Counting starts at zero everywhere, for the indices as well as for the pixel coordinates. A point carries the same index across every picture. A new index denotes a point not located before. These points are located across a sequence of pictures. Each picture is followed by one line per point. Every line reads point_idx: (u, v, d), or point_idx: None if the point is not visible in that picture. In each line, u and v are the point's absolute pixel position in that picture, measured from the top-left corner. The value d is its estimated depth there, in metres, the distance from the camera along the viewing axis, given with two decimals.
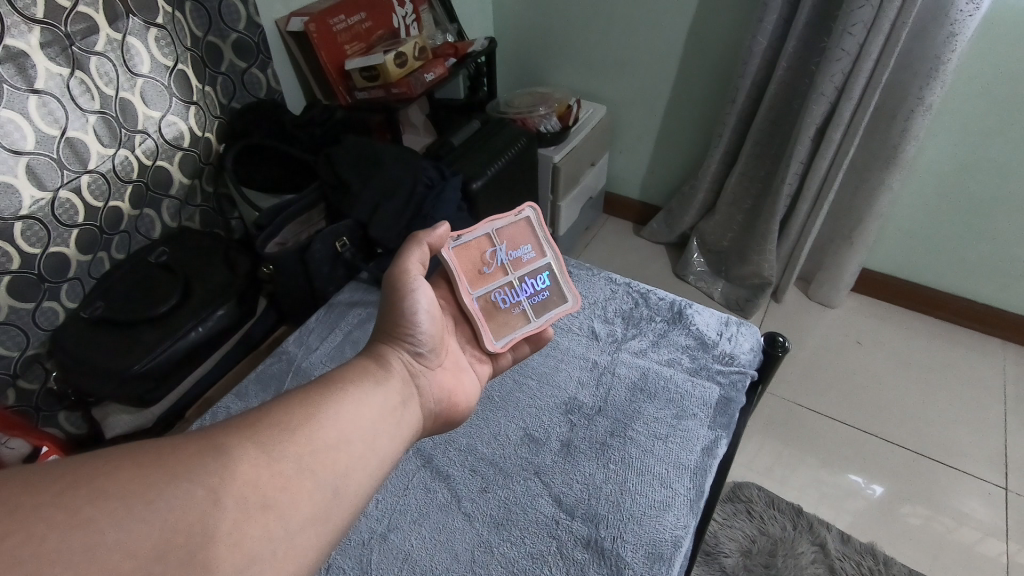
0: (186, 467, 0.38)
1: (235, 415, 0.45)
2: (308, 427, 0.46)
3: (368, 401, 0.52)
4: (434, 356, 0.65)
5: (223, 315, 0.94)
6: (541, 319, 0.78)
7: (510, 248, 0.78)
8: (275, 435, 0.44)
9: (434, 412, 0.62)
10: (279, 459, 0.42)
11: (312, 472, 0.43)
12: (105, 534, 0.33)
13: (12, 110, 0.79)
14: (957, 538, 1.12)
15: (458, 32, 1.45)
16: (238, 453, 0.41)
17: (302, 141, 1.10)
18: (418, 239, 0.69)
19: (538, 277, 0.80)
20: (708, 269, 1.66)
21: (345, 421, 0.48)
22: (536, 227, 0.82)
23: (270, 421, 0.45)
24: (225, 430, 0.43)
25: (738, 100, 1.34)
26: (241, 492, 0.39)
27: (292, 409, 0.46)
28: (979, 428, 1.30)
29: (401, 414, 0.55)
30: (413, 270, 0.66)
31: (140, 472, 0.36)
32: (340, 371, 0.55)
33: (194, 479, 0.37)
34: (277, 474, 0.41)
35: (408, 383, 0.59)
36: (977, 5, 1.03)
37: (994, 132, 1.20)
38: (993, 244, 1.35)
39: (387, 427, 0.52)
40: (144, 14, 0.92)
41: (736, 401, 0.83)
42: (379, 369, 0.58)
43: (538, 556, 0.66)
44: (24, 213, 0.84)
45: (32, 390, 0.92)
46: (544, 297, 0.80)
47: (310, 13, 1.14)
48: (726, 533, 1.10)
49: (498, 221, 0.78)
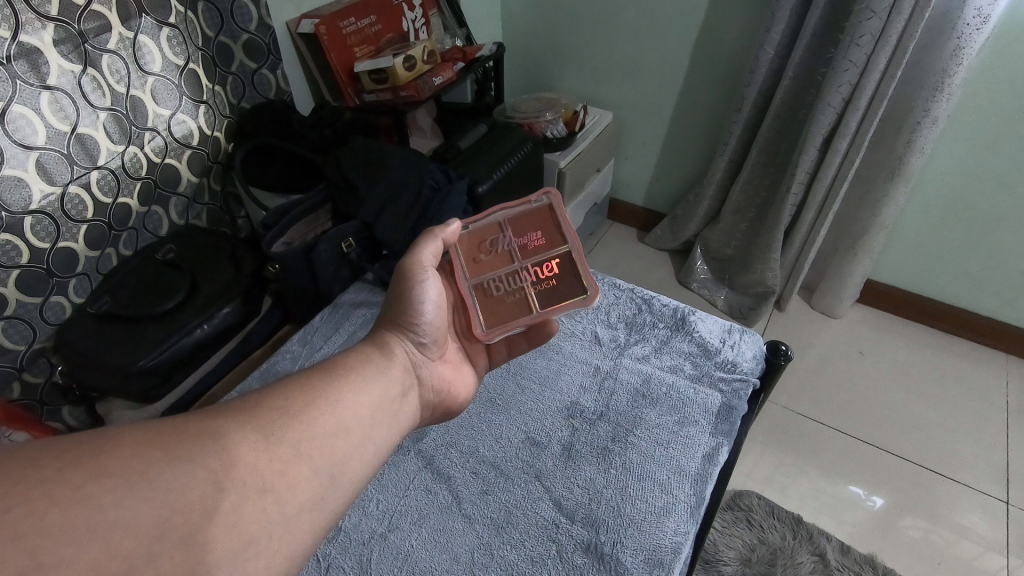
0: (186, 448, 0.38)
1: (235, 399, 0.45)
2: (308, 413, 0.46)
3: (368, 389, 0.53)
4: (436, 348, 0.65)
5: (229, 313, 0.95)
6: (545, 311, 0.73)
7: (517, 236, 0.77)
8: (274, 420, 0.44)
9: (431, 404, 0.63)
10: (278, 443, 0.43)
11: (309, 457, 0.44)
12: (106, 512, 0.33)
13: (24, 105, 0.80)
14: (958, 551, 1.12)
15: (467, 36, 1.46)
16: (238, 436, 0.41)
17: (310, 142, 1.11)
18: (433, 231, 0.71)
19: (549, 264, 0.75)
20: (711, 276, 1.67)
21: (345, 408, 0.49)
22: (556, 213, 0.79)
23: (270, 406, 0.45)
24: (226, 414, 0.43)
25: (744, 109, 1.34)
26: (240, 474, 0.39)
27: (292, 395, 0.47)
28: (980, 441, 1.29)
29: (400, 405, 0.55)
30: (424, 261, 0.67)
31: (141, 451, 0.36)
32: (342, 358, 0.56)
33: (194, 461, 0.37)
34: (275, 459, 0.42)
35: (408, 372, 0.59)
36: (984, 18, 1.03)
37: (998, 146, 1.20)
38: (998, 257, 1.35)
39: (386, 417, 0.52)
40: (157, 13, 0.93)
41: (739, 408, 0.83)
42: (381, 356, 0.58)
43: (538, 560, 0.66)
44: (34, 207, 0.85)
45: (37, 384, 0.93)
46: (552, 284, 0.74)
47: (320, 15, 1.15)
48: (725, 541, 1.10)
49: (510, 210, 0.79)
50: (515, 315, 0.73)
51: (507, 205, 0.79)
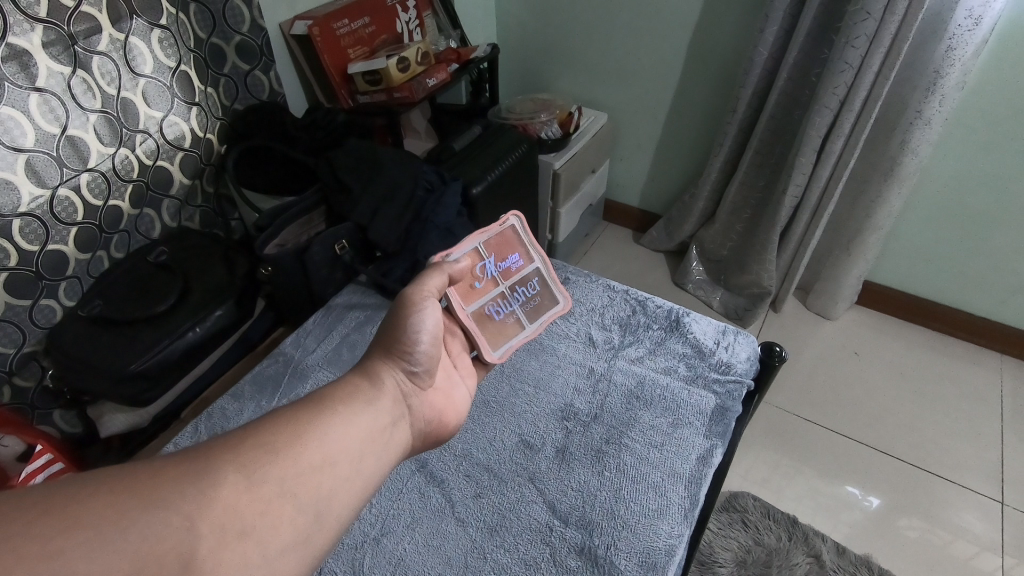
0: (162, 493, 0.37)
1: (219, 434, 0.44)
2: (293, 447, 0.45)
3: (358, 421, 0.51)
4: (428, 376, 0.62)
5: (221, 316, 0.94)
6: (534, 325, 0.85)
7: (499, 259, 0.81)
8: (257, 457, 0.43)
9: (423, 433, 0.60)
10: (259, 483, 0.41)
11: (293, 495, 0.43)
12: (76, 565, 0.32)
13: (12, 107, 0.80)
14: (953, 551, 1.12)
15: (462, 37, 1.45)
16: (217, 477, 0.40)
17: (303, 143, 1.10)
18: (439, 266, 0.69)
19: (528, 284, 0.85)
20: (707, 277, 1.67)
21: (332, 441, 0.47)
22: (521, 235, 0.84)
23: (255, 441, 0.44)
24: (208, 452, 0.42)
25: (739, 109, 1.34)
26: (217, 517, 0.38)
27: (277, 429, 0.45)
28: (976, 441, 1.29)
29: (390, 436, 0.53)
30: (425, 293, 0.65)
31: (113, 501, 0.36)
32: (331, 387, 0.54)
33: (169, 507, 0.37)
34: (257, 499, 0.41)
35: (399, 403, 0.57)
36: (976, 19, 1.03)
37: (992, 146, 1.21)
38: (991, 258, 1.35)
39: (375, 450, 0.51)
40: (148, 15, 0.92)
41: (732, 410, 0.83)
42: (369, 387, 0.55)
43: (531, 563, 0.66)
44: (23, 210, 0.84)
45: (28, 388, 0.92)
46: (535, 302, 0.86)
47: (314, 16, 1.14)
48: (721, 543, 1.10)
49: (486, 234, 0.80)
50: (511, 335, 0.82)
51: (480, 230, 0.80)
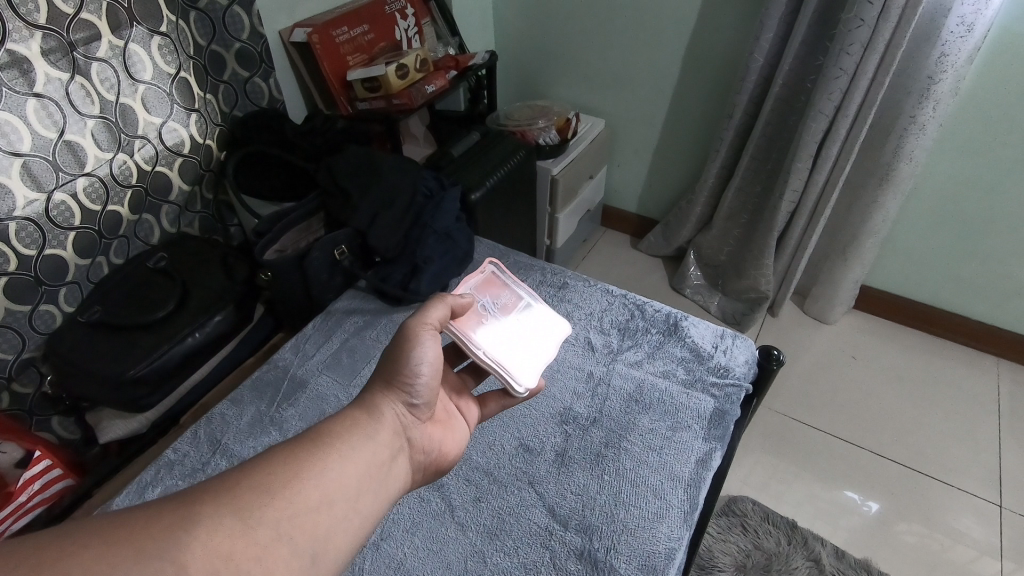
0: (157, 540, 0.36)
1: (215, 474, 0.43)
2: (290, 487, 0.44)
3: (355, 457, 0.50)
4: (427, 408, 0.61)
5: (220, 321, 0.94)
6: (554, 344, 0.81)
7: (493, 298, 0.82)
8: (254, 499, 0.42)
9: (421, 465, 0.59)
10: (255, 526, 0.40)
11: (290, 537, 0.41)
12: None
13: (10, 112, 0.80)
14: (953, 556, 1.12)
15: (461, 45, 1.45)
16: (212, 521, 0.39)
17: (302, 150, 1.11)
18: (439, 297, 0.68)
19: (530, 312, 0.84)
20: (706, 282, 1.67)
21: (331, 478, 0.46)
22: (504, 275, 0.86)
23: (252, 482, 0.43)
24: (204, 494, 0.40)
25: (734, 114, 1.36)
26: (211, 563, 0.37)
27: (274, 468, 0.44)
28: (973, 445, 1.30)
29: (387, 471, 0.52)
30: (429, 323, 0.64)
31: (104, 553, 0.34)
32: (329, 421, 0.52)
33: (163, 556, 0.36)
34: (253, 543, 0.39)
35: (399, 436, 0.56)
36: (968, 26, 1.05)
37: (986, 151, 1.22)
38: (986, 262, 1.36)
39: (372, 486, 0.49)
40: (148, 22, 0.93)
41: (731, 413, 0.83)
42: (369, 419, 0.55)
43: (531, 567, 0.66)
44: (19, 214, 0.84)
45: (26, 394, 0.92)
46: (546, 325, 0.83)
47: (314, 24, 1.16)
48: (721, 547, 1.10)
49: (470, 284, 0.83)
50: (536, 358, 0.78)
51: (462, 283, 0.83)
